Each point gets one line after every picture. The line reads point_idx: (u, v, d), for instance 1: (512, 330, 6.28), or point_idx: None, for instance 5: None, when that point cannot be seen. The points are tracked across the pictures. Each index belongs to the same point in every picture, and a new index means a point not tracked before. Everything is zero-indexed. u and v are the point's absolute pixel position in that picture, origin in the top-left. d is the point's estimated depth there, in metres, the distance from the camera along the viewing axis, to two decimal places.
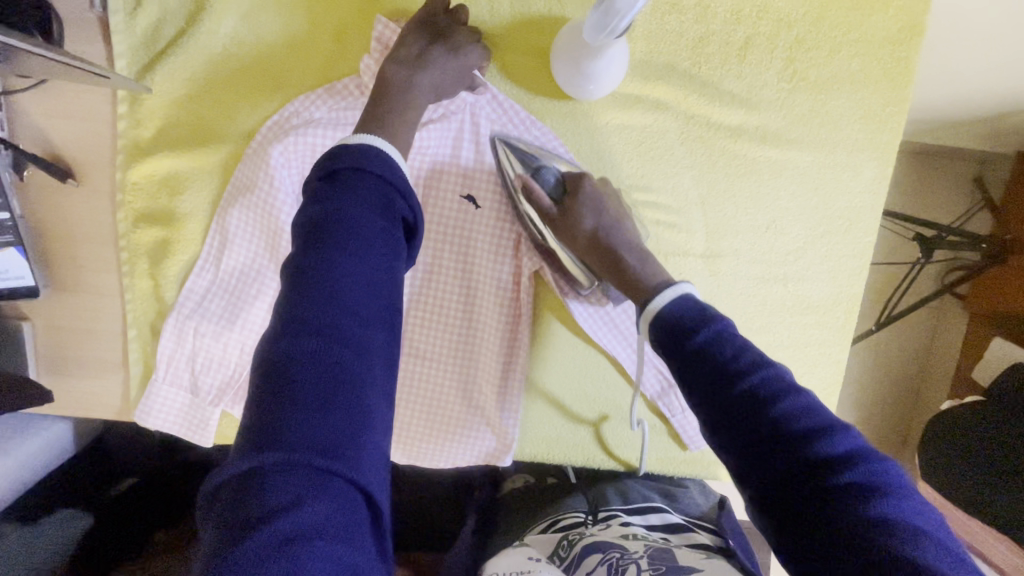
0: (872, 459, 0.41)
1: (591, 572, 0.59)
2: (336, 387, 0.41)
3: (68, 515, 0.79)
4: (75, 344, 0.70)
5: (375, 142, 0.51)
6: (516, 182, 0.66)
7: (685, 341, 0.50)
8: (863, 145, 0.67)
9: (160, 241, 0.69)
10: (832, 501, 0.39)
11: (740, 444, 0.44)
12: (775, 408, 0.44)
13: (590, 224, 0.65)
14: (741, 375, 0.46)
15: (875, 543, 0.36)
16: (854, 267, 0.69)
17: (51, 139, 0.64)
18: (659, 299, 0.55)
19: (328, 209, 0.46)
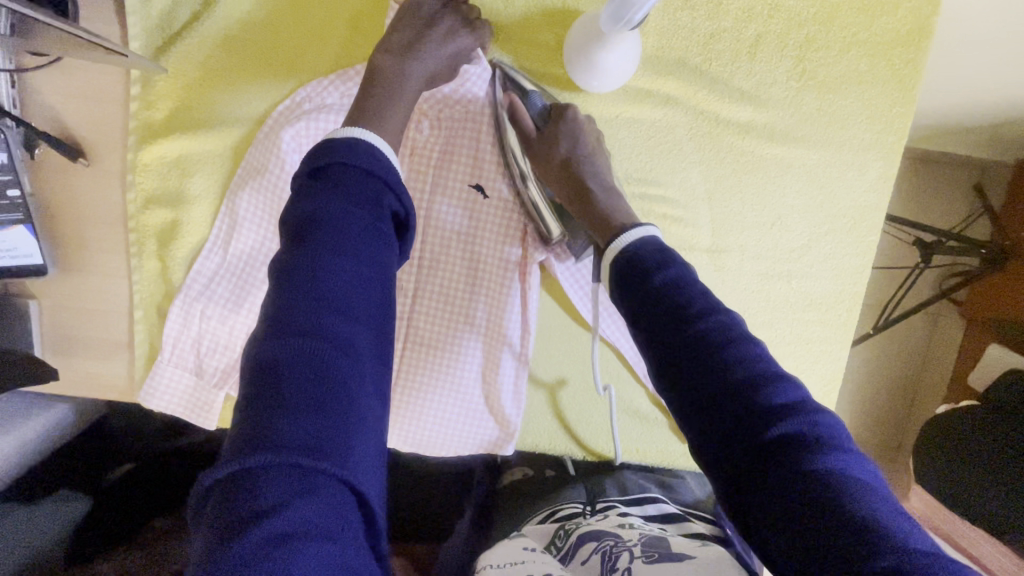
0: (813, 411, 0.42)
1: (586, 561, 0.57)
2: (322, 379, 0.41)
3: (67, 497, 0.79)
4: (80, 324, 0.70)
5: (364, 136, 0.53)
6: (502, 101, 0.67)
7: (643, 285, 0.51)
8: (869, 145, 0.67)
9: (169, 223, 0.69)
10: (769, 447, 0.40)
11: (692, 391, 0.45)
12: (726, 351, 0.45)
13: (564, 152, 0.65)
14: (696, 319, 0.47)
15: (803, 490, 0.38)
16: (857, 265, 0.70)
17: (62, 118, 0.64)
18: (620, 243, 0.56)
19: (322, 205, 0.47)
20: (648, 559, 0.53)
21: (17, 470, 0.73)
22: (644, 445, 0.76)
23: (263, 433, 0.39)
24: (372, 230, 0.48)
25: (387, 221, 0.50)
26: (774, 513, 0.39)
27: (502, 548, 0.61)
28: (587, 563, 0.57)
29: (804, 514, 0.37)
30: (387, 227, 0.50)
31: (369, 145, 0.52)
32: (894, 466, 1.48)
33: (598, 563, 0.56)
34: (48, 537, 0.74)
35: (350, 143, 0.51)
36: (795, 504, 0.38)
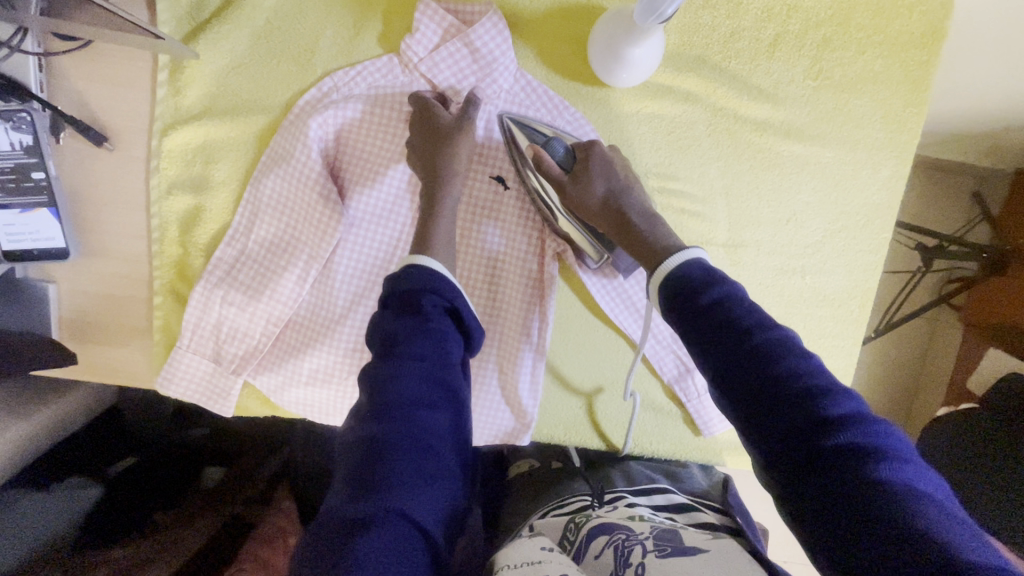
0: (870, 422, 0.42)
1: (599, 556, 0.57)
2: (405, 447, 0.46)
3: (78, 486, 0.79)
4: (100, 310, 0.70)
5: (427, 261, 0.58)
6: (526, 151, 0.66)
7: (695, 302, 0.51)
8: (882, 144, 0.69)
9: (191, 210, 0.69)
10: (829, 461, 0.41)
11: (749, 403, 0.46)
12: (781, 364, 0.45)
13: (601, 189, 0.65)
14: (749, 333, 0.47)
15: (870, 504, 0.39)
16: (869, 263, 0.72)
17: (90, 104, 0.65)
18: (667, 265, 0.56)
19: (400, 326, 0.53)
20: (661, 553, 0.53)
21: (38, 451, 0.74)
22: (659, 437, 0.76)
23: (372, 492, 0.44)
24: (439, 341, 0.53)
25: (446, 319, 0.55)
26: (839, 526, 0.39)
27: (521, 545, 0.58)
28: (599, 558, 0.57)
29: (871, 530, 0.38)
30: (453, 331, 0.55)
31: (440, 268, 0.58)
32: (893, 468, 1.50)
33: (611, 557, 0.56)
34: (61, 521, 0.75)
35: (429, 273, 0.57)
36: (861, 518, 0.39)
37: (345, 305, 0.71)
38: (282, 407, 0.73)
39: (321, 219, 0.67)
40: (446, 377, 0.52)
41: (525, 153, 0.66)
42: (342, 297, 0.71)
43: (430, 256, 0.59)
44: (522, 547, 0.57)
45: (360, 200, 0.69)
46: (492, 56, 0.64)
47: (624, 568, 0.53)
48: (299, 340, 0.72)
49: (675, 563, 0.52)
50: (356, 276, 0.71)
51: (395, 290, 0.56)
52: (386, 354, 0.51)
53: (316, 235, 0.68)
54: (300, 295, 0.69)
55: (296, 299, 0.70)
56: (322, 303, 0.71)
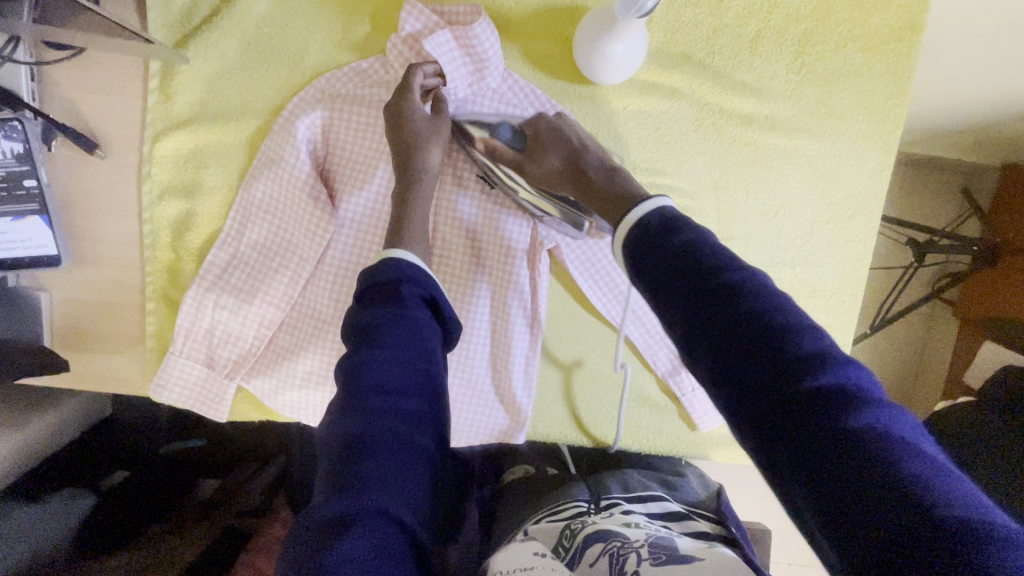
0: (843, 361, 0.40)
1: (594, 564, 0.56)
2: (385, 443, 0.46)
3: (72, 495, 0.79)
4: (93, 317, 0.70)
5: (406, 254, 0.59)
6: (477, 143, 0.68)
7: (662, 249, 0.50)
8: (867, 135, 0.70)
9: (183, 215, 0.70)
10: (800, 398, 0.39)
11: (715, 341, 0.44)
12: (749, 301, 0.43)
13: (558, 156, 0.65)
14: (715, 273, 0.46)
15: (836, 445, 0.36)
16: (859, 253, 0.72)
17: (82, 112, 0.66)
18: (632, 214, 0.55)
19: (375, 313, 0.53)
20: (655, 562, 0.53)
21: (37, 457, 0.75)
22: (656, 433, 0.76)
23: (348, 483, 0.44)
24: (415, 327, 0.53)
25: (423, 309, 0.55)
26: (808, 470, 0.37)
27: (518, 552, 0.57)
28: (594, 567, 0.56)
29: (842, 472, 0.36)
30: (429, 320, 0.55)
31: (417, 262, 0.59)
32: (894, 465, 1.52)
33: (606, 566, 0.55)
34: (55, 526, 0.75)
35: (407, 265, 0.58)
36: (826, 460, 0.36)
37: (338, 307, 0.70)
38: (276, 410, 0.73)
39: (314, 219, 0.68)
40: (421, 364, 0.52)
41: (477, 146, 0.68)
42: (334, 301, 0.70)
43: (407, 249, 0.60)
44: (519, 555, 0.56)
45: (349, 202, 0.69)
46: (485, 55, 0.64)
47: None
48: (292, 343, 0.72)
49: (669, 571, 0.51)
50: (347, 280, 0.70)
51: (372, 283, 0.57)
52: (362, 340, 0.51)
53: (309, 233, 0.68)
54: (292, 297, 0.70)
55: (287, 301, 0.70)
56: (315, 306, 0.71)
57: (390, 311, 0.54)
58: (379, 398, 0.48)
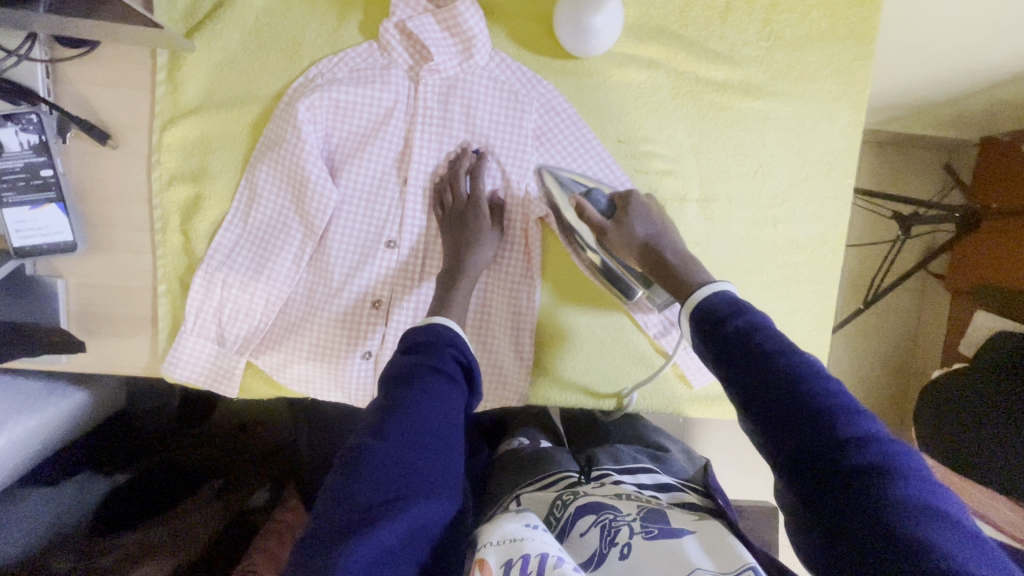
0: (889, 445, 0.43)
1: (584, 533, 0.59)
2: (405, 477, 0.51)
3: (86, 479, 0.83)
4: (108, 300, 0.73)
5: (448, 321, 0.65)
6: (570, 203, 0.70)
7: (723, 331, 0.54)
8: (836, 96, 0.74)
9: (190, 199, 0.73)
10: (848, 478, 0.42)
11: (770, 415, 0.47)
12: (802, 384, 0.47)
13: (643, 234, 0.69)
14: (774, 355, 0.49)
15: (892, 529, 0.38)
16: (837, 208, 0.76)
17: (94, 105, 0.70)
18: (696, 294, 0.60)
19: (414, 364, 0.59)
20: (647, 535, 0.56)
21: (56, 437, 0.79)
22: (652, 392, 0.79)
23: (382, 505, 0.49)
24: (448, 382, 0.59)
25: (457, 370, 0.61)
26: (854, 548, 0.40)
27: (508, 524, 0.54)
28: (585, 536, 0.59)
29: (888, 553, 0.38)
30: (460, 380, 0.61)
31: (457, 326, 0.66)
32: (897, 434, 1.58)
33: (597, 538, 0.58)
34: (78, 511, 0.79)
35: (448, 330, 0.64)
36: (884, 544, 0.38)
37: (341, 279, 0.73)
38: (285, 385, 0.75)
39: (313, 197, 0.70)
40: (452, 415, 0.58)
41: (568, 198, 0.70)
42: (337, 273, 0.73)
43: (447, 313, 0.67)
44: (512, 527, 0.53)
45: (349, 175, 0.71)
46: (470, 33, 0.68)
47: (608, 550, 0.56)
48: (298, 318, 0.75)
49: (662, 547, 0.54)
50: (349, 253, 0.73)
51: (412, 340, 0.63)
52: (403, 384, 0.57)
53: (310, 212, 0.71)
54: (297, 274, 0.73)
55: (293, 278, 0.73)
56: (320, 281, 0.74)
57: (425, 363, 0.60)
58: (412, 436, 0.54)
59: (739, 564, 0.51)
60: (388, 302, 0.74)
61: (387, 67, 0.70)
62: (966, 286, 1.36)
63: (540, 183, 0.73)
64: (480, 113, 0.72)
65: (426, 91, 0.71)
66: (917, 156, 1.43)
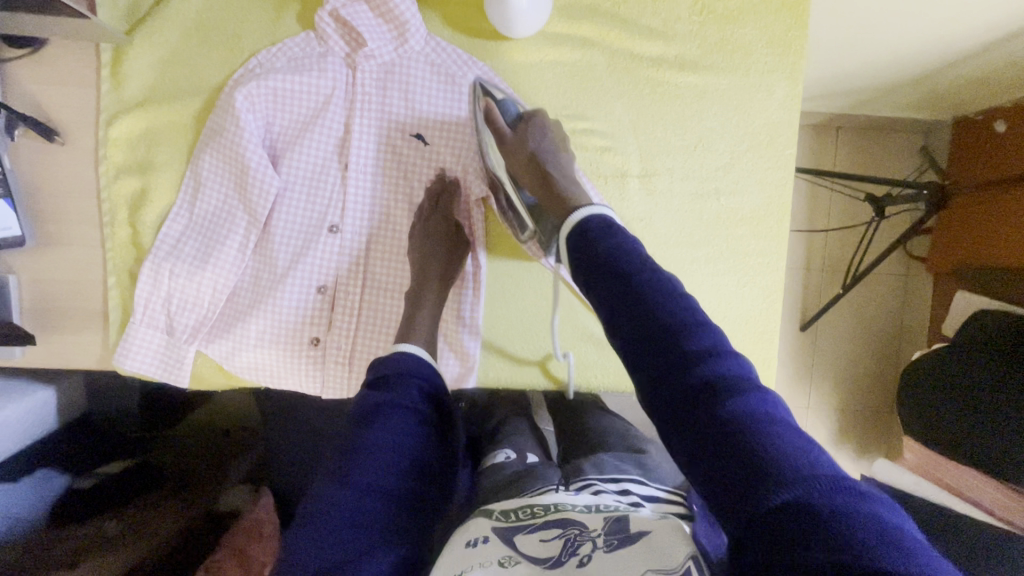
0: (731, 357, 0.46)
1: (546, 541, 0.52)
2: (369, 524, 0.52)
3: (47, 474, 0.84)
4: (60, 295, 0.75)
5: (413, 347, 0.66)
6: (479, 108, 0.71)
7: (594, 251, 0.55)
8: (773, 68, 0.74)
9: (137, 192, 0.74)
10: (696, 391, 0.44)
11: (635, 331, 0.49)
12: (655, 301, 0.49)
13: (533, 147, 0.68)
14: (636, 274, 0.51)
15: (733, 435, 0.41)
16: (779, 179, 0.76)
17: (41, 103, 0.72)
18: (575, 217, 0.60)
19: (380, 397, 0.59)
20: (608, 548, 0.49)
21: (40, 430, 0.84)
22: (602, 370, 0.80)
23: (346, 558, 0.50)
24: (415, 415, 0.59)
25: (424, 401, 0.62)
26: (710, 459, 0.41)
27: (450, 554, 0.52)
28: (546, 543, 0.51)
29: (728, 459, 0.40)
30: (429, 412, 0.62)
31: (425, 355, 0.67)
32: (886, 420, 1.56)
33: (558, 546, 0.51)
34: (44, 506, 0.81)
35: (405, 358, 0.65)
36: (727, 451, 0.40)
37: (285, 265, 0.74)
38: (235, 373, 0.76)
39: (253, 185, 0.71)
40: (420, 454, 0.58)
41: (478, 112, 0.71)
42: (282, 258, 0.74)
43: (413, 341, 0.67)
44: (454, 560, 0.50)
45: (291, 163, 0.73)
46: (403, 18, 0.69)
47: (567, 558, 0.49)
48: (245, 305, 0.75)
49: (621, 561, 0.47)
50: (292, 238, 0.74)
51: (379, 369, 0.64)
52: (367, 425, 0.57)
53: (250, 200, 0.72)
54: (243, 262, 0.73)
55: (239, 266, 0.74)
56: (265, 269, 0.75)
57: (392, 398, 0.60)
58: (381, 488, 0.53)
59: (680, 561, 0.45)
60: (334, 289, 0.75)
61: (324, 56, 0.71)
62: (948, 267, 1.36)
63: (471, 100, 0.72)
64: (420, 99, 0.73)
65: (363, 78, 0.72)
66: (888, 137, 1.43)
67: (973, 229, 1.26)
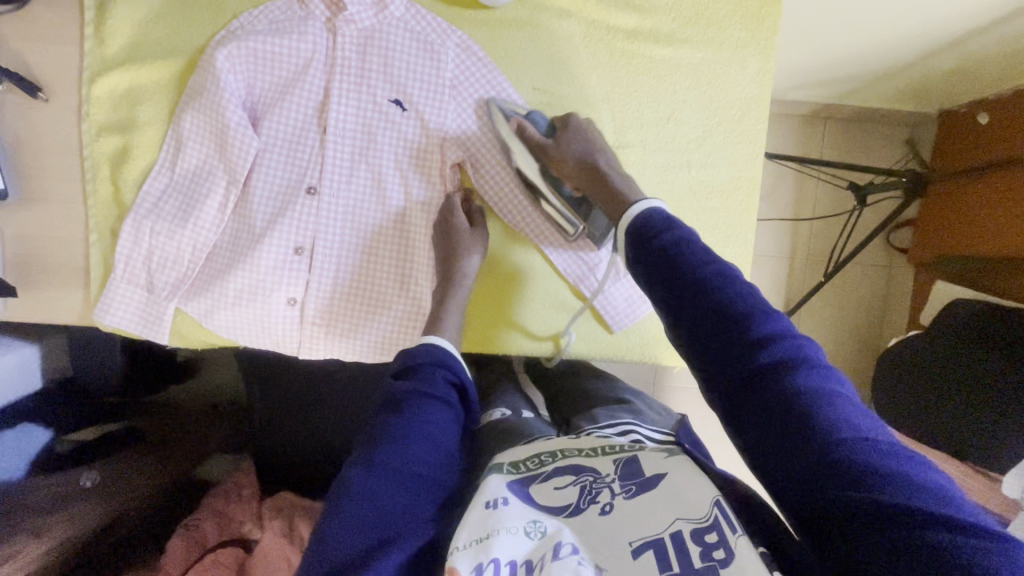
0: (790, 337, 0.49)
1: (561, 489, 0.53)
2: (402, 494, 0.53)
3: (32, 427, 0.83)
4: (43, 250, 0.76)
5: (443, 342, 0.68)
6: (510, 124, 0.73)
7: (650, 249, 0.58)
8: (745, 43, 0.76)
9: (120, 149, 0.75)
10: (756, 372, 0.47)
11: (693, 321, 0.52)
12: (710, 293, 0.52)
13: (579, 154, 0.72)
14: (697, 268, 0.54)
15: (797, 411, 0.44)
16: (750, 153, 0.78)
17: (25, 59, 0.73)
18: (633, 211, 0.62)
19: (409, 386, 0.62)
20: (628, 494, 0.51)
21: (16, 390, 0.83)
22: (574, 335, 0.82)
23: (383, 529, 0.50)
24: (442, 399, 0.62)
25: (453, 394, 0.64)
26: (772, 437, 0.45)
27: (470, 516, 0.49)
28: (561, 492, 0.53)
29: (795, 436, 0.43)
30: (456, 403, 0.63)
31: (451, 348, 0.68)
32: None
33: (574, 494, 0.53)
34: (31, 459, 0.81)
35: (441, 350, 0.66)
36: (794, 428, 0.43)
37: (263, 224, 0.75)
38: (213, 331, 0.78)
39: (233, 146, 0.72)
40: (448, 438, 0.59)
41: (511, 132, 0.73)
42: (260, 216, 0.75)
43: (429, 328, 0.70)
44: (477, 522, 0.48)
45: (270, 125, 0.74)
46: None
47: (586, 506, 0.51)
48: (223, 263, 0.77)
49: (643, 506, 0.49)
50: (270, 197, 0.75)
51: (410, 362, 0.65)
52: (394, 411, 0.59)
53: (231, 160, 0.73)
54: (222, 222, 0.75)
55: (218, 226, 0.75)
56: (243, 228, 0.76)
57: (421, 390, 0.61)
58: (408, 470, 0.54)
59: (707, 509, 0.47)
60: (311, 249, 0.76)
61: (304, 19, 0.73)
62: (930, 257, 1.37)
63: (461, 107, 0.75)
64: (398, 65, 0.74)
65: (344, 42, 0.73)
66: (872, 127, 1.44)
67: (957, 214, 1.27)
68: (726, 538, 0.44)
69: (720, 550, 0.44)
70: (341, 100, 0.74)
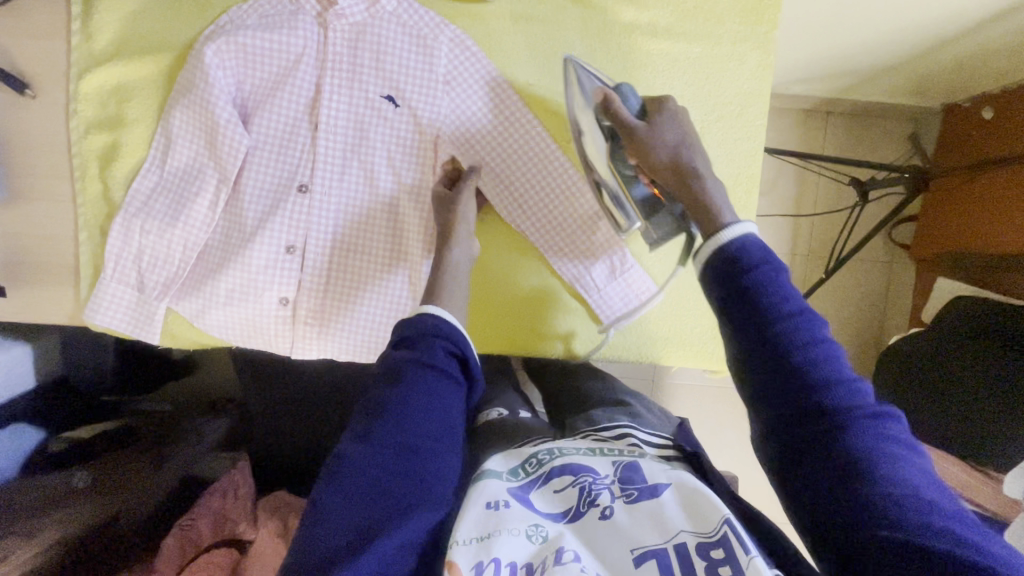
0: (874, 410, 0.45)
1: (560, 492, 0.52)
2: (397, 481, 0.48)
3: (18, 429, 0.84)
4: (32, 249, 0.75)
5: (443, 312, 0.59)
6: (598, 95, 0.65)
7: (734, 286, 0.49)
8: (744, 37, 0.74)
9: (108, 146, 0.74)
10: (830, 442, 0.43)
11: (769, 375, 0.46)
12: (795, 352, 0.46)
13: (671, 141, 0.63)
14: (783, 319, 0.47)
15: (866, 489, 0.41)
16: (749, 149, 0.76)
17: (12, 55, 0.72)
18: (725, 235, 0.52)
19: (406, 357, 0.54)
20: (629, 498, 0.50)
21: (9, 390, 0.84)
22: (570, 334, 0.81)
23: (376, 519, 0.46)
24: (443, 374, 0.54)
25: (456, 367, 0.56)
26: (831, 511, 0.42)
27: (468, 513, 0.48)
28: (561, 494, 0.52)
29: (858, 512, 0.41)
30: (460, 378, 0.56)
31: (455, 320, 0.59)
32: None
33: (573, 496, 0.52)
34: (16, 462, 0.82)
35: (439, 319, 0.58)
36: (857, 506, 0.41)
37: (255, 222, 0.74)
38: (206, 331, 0.77)
39: (223, 144, 0.71)
40: (450, 414, 0.53)
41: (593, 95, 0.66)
42: (252, 216, 0.74)
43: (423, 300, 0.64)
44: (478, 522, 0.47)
45: (262, 122, 0.73)
46: None
47: (586, 509, 0.50)
48: (215, 263, 0.76)
49: (646, 511, 0.48)
50: (262, 196, 0.74)
51: (408, 331, 0.57)
52: (388, 386, 0.52)
53: (222, 157, 0.72)
54: (212, 220, 0.74)
55: (208, 225, 0.74)
56: (234, 228, 0.75)
57: (420, 363, 0.54)
58: (406, 452, 0.49)
59: (716, 524, 0.46)
60: (303, 248, 0.76)
61: (295, 13, 0.71)
62: (933, 254, 1.36)
63: (453, 101, 0.73)
64: (390, 59, 0.72)
65: (335, 37, 0.72)
66: (874, 122, 1.42)
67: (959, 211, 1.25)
68: (736, 556, 0.43)
69: (725, 565, 0.43)
70: (332, 97, 0.73)
